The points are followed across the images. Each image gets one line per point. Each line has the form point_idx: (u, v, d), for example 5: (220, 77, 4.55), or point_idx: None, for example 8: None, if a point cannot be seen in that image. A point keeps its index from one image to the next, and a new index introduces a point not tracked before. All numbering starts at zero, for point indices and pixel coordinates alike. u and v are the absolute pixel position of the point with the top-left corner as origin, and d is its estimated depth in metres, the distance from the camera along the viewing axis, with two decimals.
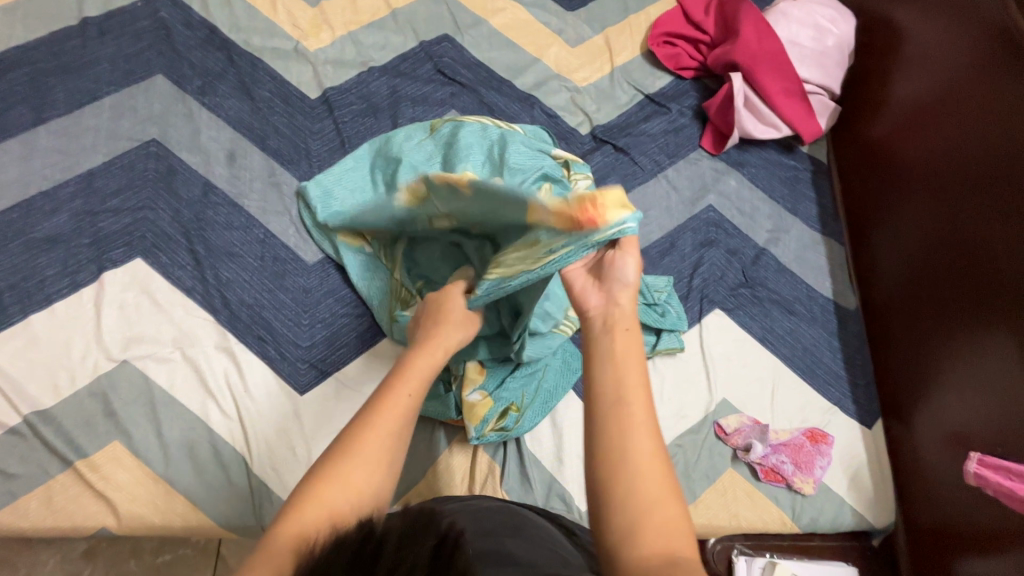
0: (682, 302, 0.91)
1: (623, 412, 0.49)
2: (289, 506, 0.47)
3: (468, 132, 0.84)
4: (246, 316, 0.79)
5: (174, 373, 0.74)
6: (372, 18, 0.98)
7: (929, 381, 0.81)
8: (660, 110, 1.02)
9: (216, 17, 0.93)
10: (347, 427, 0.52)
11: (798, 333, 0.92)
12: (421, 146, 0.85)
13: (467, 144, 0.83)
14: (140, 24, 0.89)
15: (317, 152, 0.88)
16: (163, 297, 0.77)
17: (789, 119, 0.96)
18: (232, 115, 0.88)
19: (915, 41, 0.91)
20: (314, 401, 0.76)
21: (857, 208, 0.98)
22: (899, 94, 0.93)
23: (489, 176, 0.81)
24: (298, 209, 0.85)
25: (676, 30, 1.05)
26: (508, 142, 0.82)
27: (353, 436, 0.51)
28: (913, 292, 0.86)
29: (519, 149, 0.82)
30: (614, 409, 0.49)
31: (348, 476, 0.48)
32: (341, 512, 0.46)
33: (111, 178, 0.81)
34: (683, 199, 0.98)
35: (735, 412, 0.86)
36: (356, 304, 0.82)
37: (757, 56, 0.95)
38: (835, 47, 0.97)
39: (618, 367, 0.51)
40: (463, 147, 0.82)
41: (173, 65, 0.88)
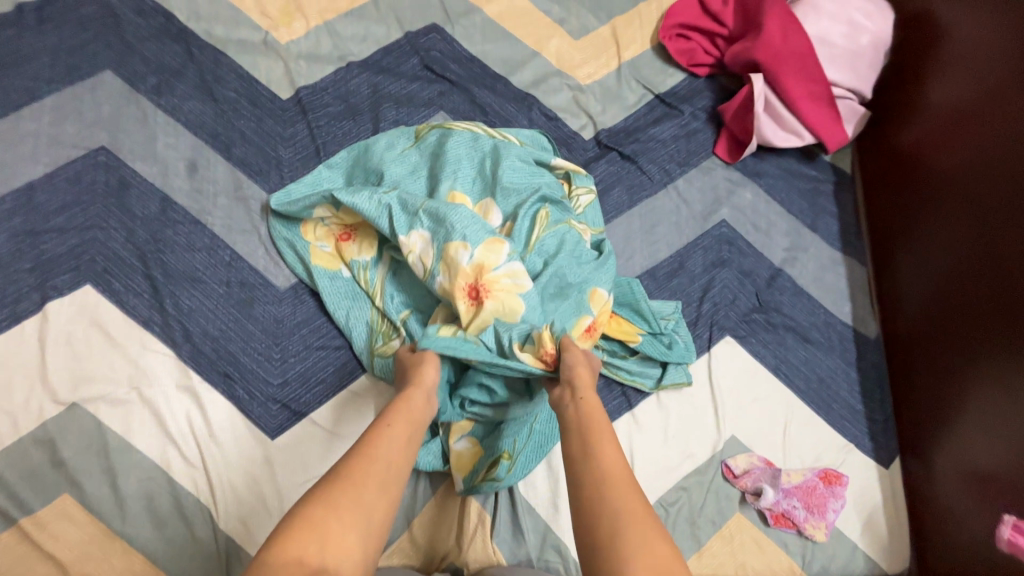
0: (690, 329, 0.84)
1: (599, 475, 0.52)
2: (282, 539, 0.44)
3: (456, 141, 0.75)
4: (210, 350, 0.71)
5: (131, 417, 0.67)
6: (351, 4, 0.87)
7: (953, 418, 0.75)
8: (671, 113, 0.92)
9: (173, 3, 0.82)
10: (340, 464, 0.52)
11: (814, 363, 0.85)
12: (404, 156, 0.76)
13: (456, 157, 0.74)
14: (84, 10, 0.78)
15: (289, 162, 0.79)
16: (116, 330, 0.69)
17: (814, 126, 0.87)
18: (192, 118, 0.78)
19: (954, 35, 0.82)
20: (287, 446, 0.69)
21: (882, 223, 0.90)
22: (934, 96, 0.84)
23: (480, 195, 0.74)
24: (267, 227, 0.76)
25: (692, 20, 0.94)
26: (501, 155, 0.74)
27: (345, 474, 0.50)
28: (939, 318, 0.78)
29: (514, 165, 0.74)
30: (589, 469, 0.53)
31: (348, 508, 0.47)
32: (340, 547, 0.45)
33: (55, 193, 0.72)
34: (694, 213, 0.89)
35: (744, 451, 0.80)
36: (333, 335, 0.74)
37: (781, 55, 0.86)
38: (870, 46, 0.86)
39: (592, 433, 0.56)
40: (451, 160, 0.73)
41: (124, 59, 0.78)
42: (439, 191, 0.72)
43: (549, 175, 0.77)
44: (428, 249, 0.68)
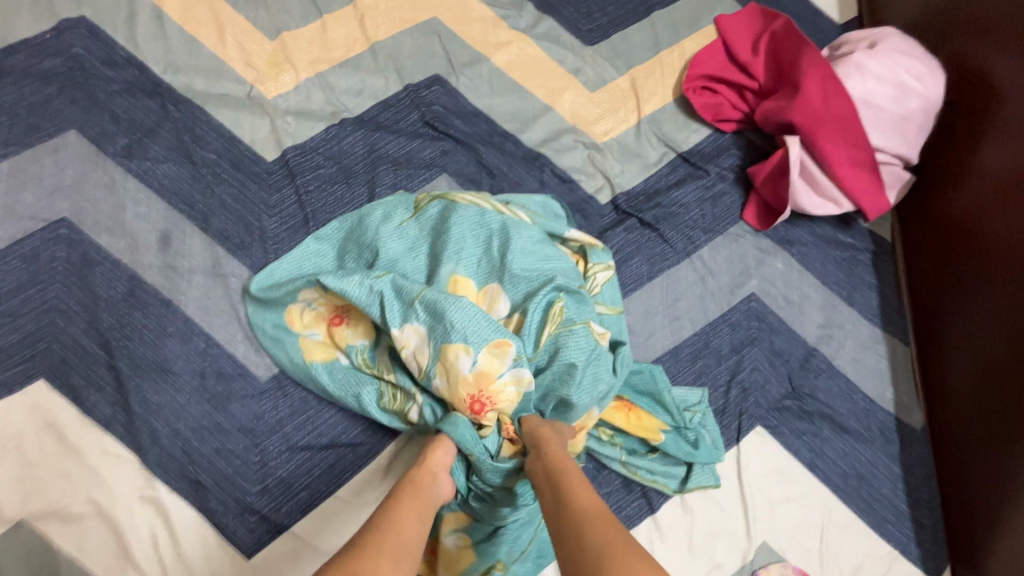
0: (717, 419, 0.75)
1: (573, 516, 0.46)
2: None
3: (459, 217, 0.67)
4: (179, 453, 0.63)
5: (86, 536, 0.59)
6: (346, 55, 0.79)
7: (1008, 526, 0.66)
8: (695, 174, 0.84)
9: (148, 53, 0.74)
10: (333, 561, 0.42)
11: (854, 457, 0.77)
12: (402, 232, 0.68)
13: (459, 234, 0.66)
14: (48, 63, 0.70)
15: (273, 233, 0.71)
16: (73, 431, 0.61)
17: (854, 194, 0.79)
18: (166, 185, 0.70)
19: (1009, 94, 0.74)
20: (263, 566, 0.61)
21: (928, 295, 0.82)
22: (986, 158, 0.76)
23: (485, 279, 0.66)
24: (247, 309, 0.68)
25: (717, 72, 0.86)
26: (507, 236, 0.66)
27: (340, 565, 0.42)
28: (993, 413, 0.70)
29: (524, 249, 0.65)
30: (568, 517, 0.47)
31: None
32: None
33: (10, 274, 0.64)
34: (721, 285, 0.81)
35: (777, 560, 0.71)
36: (319, 433, 0.66)
37: (821, 118, 0.77)
38: (920, 110, 0.78)
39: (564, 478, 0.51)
40: (454, 238, 0.65)
41: (91, 118, 0.70)
42: (439, 275, 0.64)
43: (564, 258, 0.68)
44: (424, 347, 0.60)
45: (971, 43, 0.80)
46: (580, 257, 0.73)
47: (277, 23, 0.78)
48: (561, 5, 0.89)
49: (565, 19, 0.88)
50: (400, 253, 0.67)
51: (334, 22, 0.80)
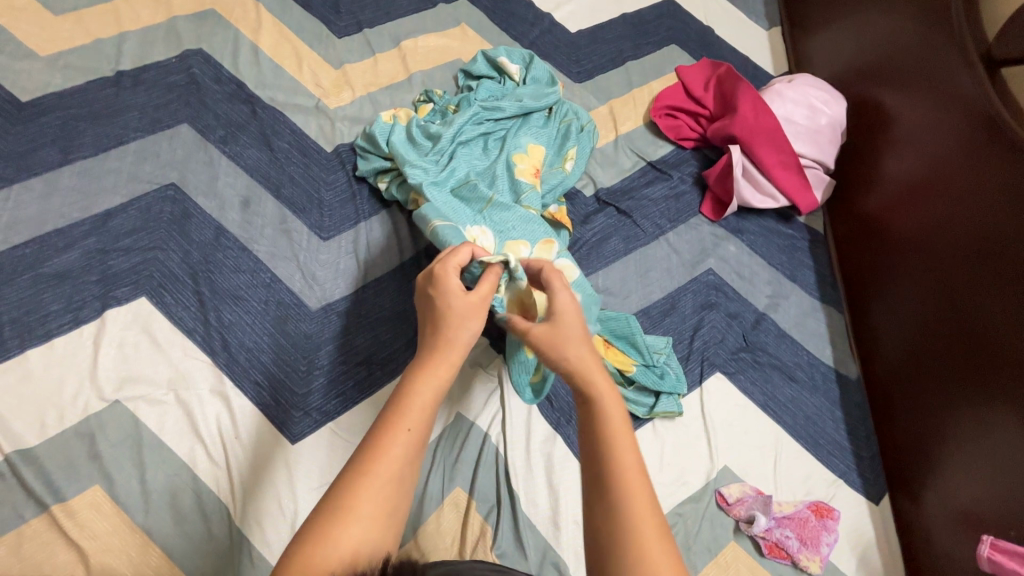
0: (682, 363, 0.90)
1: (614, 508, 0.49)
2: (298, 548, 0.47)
3: (519, 140, 0.94)
4: (245, 359, 0.77)
5: (166, 416, 0.72)
6: (390, 81, 1.05)
7: (937, 459, 0.80)
8: (661, 177, 1.06)
9: (244, 75, 1.00)
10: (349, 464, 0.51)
11: (800, 401, 0.90)
12: (473, 139, 0.93)
13: (513, 146, 0.93)
14: (172, 78, 0.96)
15: (329, 203, 0.92)
16: (163, 337, 0.77)
17: (786, 190, 1.03)
18: (250, 164, 0.91)
19: (904, 125, 0.97)
20: (305, 452, 0.73)
21: (855, 278, 1.00)
22: (889, 172, 0.98)
23: (525, 174, 0.90)
24: (305, 255, 0.87)
25: (677, 103, 1.12)
26: (547, 182, 0.94)
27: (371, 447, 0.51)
28: (914, 363, 0.86)
29: (550, 178, 0.94)
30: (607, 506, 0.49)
31: (364, 509, 0.48)
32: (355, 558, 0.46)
33: (127, 219, 0.83)
34: (684, 262, 0.99)
35: (737, 480, 0.83)
36: (357, 351, 0.81)
37: (755, 130, 1.03)
38: (828, 126, 1.07)
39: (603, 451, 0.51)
40: (509, 146, 0.93)
41: (199, 116, 0.94)
42: (507, 158, 0.91)
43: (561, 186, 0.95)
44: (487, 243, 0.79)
45: (872, 86, 1.07)
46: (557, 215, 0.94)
47: (340, 58, 1.05)
48: (554, 55, 1.17)
49: (558, 65, 1.16)
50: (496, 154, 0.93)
51: (383, 59, 1.07)
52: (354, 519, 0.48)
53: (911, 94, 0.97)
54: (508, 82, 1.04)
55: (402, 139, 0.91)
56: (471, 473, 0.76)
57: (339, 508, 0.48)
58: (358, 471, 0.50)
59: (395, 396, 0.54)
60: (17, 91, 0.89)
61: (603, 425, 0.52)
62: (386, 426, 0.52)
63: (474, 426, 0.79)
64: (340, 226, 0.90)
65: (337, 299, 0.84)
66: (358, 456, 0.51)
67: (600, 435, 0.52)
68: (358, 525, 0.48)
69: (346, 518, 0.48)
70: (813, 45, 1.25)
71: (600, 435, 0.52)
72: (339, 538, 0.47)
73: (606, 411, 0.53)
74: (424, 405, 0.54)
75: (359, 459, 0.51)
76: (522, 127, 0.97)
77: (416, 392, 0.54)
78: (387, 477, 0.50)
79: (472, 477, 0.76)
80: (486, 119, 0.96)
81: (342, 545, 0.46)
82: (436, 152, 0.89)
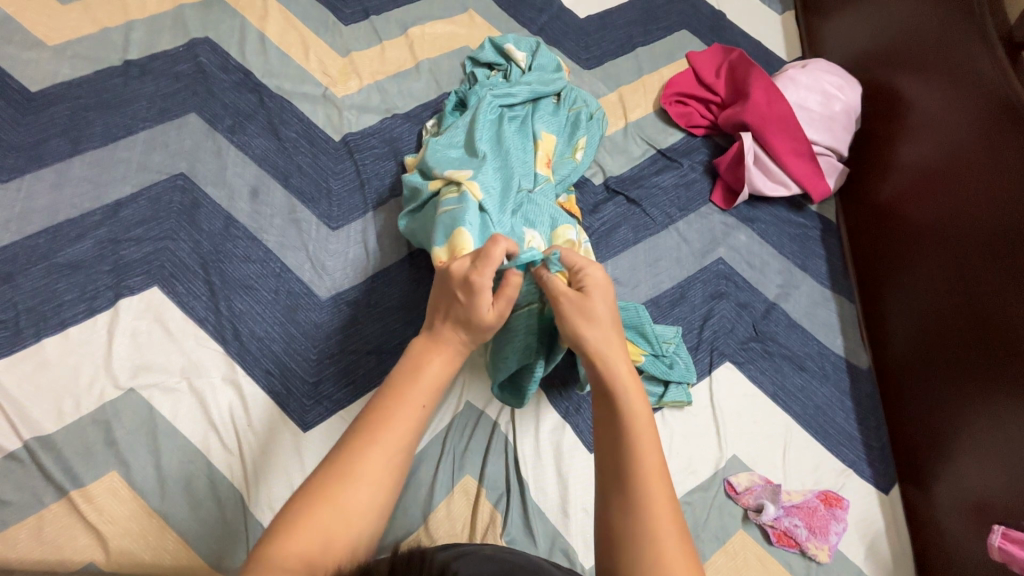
0: (691, 353, 0.90)
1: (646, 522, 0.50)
2: (307, 502, 0.49)
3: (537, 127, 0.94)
4: (256, 348, 0.78)
5: (179, 404, 0.73)
6: (398, 69, 1.04)
7: (949, 449, 0.79)
8: (671, 165, 1.05)
9: (252, 63, 1.00)
10: (355, 427, 0.54)
11: (810, 390, 0.90)
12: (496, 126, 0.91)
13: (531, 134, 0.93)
14: (180, 67, 0.96)
15: (338, 192, 0.92)
16: (175, 326, 0.77)
17: (798, 178, 1.02)
18: (259, 153, 0.92)
19: (921, 111, 0.95)
20: (316, 440, 0.74)
21: (868, 267, 0.99)
22: (905, 160, 0.96)
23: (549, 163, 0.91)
24: (314, 245, 0.87)
25: (688, 90, 1.11)
26: (562, 168, 0.94)
27: (379, 417, 0.54)
28: (927, 353, 0.85)
29: (564, 164, 0.94)
30: (633, 502, 0.50)
31: (367, 474, 0.51)
32: (355, 516, 0.49)
33: (138, 209, 0.84)
34: (694, 251, 0.99)
35: (746, 470, 0.83)
36: (367, 340, 0.81)
37: (766, 117, 1.02)
38: (842, 112, 1.06)
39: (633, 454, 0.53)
40: (527, 135, 0.93)
41: (208, 106, 0.94)
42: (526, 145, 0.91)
43: (576, 174, 0.95)
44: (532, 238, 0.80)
45: (888, 70, 1.05)
46: (568, 203, 0.94)
47: (347, 46, 1.05)
48: (563, 41, 1.15)
49: (566, 51, 1.14)
50: (521, 142, 0.91)
51: (390, 46, 1.06)
52: (355, 483, 0.50)
53: (927, 80, 0.95)
54: (514, 69, 1.03)
55: (434, 151, 0.87)
56: (481, 461, 0.77)
57: (341, 469, 0.51)
58: (362, 440, 0.53)
59: (404, 373, 0.58)
60: (27, 81, 0.89)
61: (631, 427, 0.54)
62: (396, 398, 0.56)
63: (483, 415, 0.80)
64: (349, 215, 0.90)
65: (347, 289, 0.85)
66: (366, 424, 0.54)
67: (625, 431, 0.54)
68: (362, 491, 0.50)
69: (350, 482, 0.50)
70: (827, 29, 1.23)
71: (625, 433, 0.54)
72: (343, 500, 0.49)
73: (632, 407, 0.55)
74: (433, 383, 0.58)
75: (364, 428, 0.53)
76: (536, 113, 0.97)
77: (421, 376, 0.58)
78: (385, 450, 0.52)
79: (482, 465, 0.77)
80: (498, 105, 0.94)
81: (343, 505, 0.49)
82: (458, 148, 0.88)
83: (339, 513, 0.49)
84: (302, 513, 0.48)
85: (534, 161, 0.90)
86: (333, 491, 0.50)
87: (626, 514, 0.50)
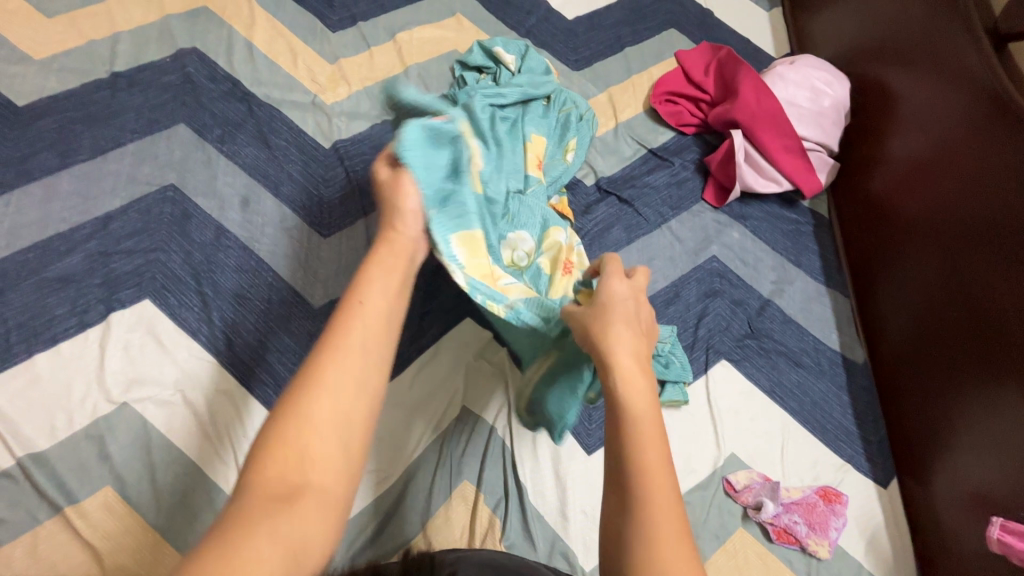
0: (687, 352, 0.89)
1: (647, 518, 0.47)
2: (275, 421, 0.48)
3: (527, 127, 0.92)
4: (250, 358, 0.78)
5: (173, 417, 0.72)
6: (387, 74, 1.04)
7: (947, 442, 0.79)
8: (663, 164, 1.06)
9: (240, 72, 0.99)
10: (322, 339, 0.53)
11: (807, 386, 0.90)
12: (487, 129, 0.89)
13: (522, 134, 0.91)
14: (168, 78, 0.96)
15: (329, 200, 0.91)
16: (168, 338, 0.77)
17: (790, 174, 1.03)
18: (248, 162, 0.91)
19: (909, 104, 0.96)
20: None
21: (861, 261, 0.99)
22: (895, 153, 0.97)
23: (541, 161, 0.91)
24: (306, 253, 0.87)
25: (678, 89, 1.12)
26: (555, 169, 0.94)
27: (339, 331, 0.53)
28: (922, 346, 0.85)
29: (555, 165, 0.94)
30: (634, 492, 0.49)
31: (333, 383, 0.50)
32: (322, 425, 0.48)
33: (128, 221, 0.83)
34: (687, 249, 0.99)
35: (744, 467, 0.83)
36: None
37: (757, 114, 1.03)
38: (831, 108, 1.06)
39: (637, 444, 0.50)
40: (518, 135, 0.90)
41: (196, 116, 0.94)
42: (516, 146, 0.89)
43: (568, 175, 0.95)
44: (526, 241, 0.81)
45: (875, 64, 1.05)
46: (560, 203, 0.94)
47: (336, 52, 1.04)
48: (552, 43, 1.15)
49: (555, 52, 1.14)
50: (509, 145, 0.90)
51: (378, 51, 1.06)
52: (320, 397, 0.49)
53: (915, 74, 0.95)
54: (503, 71, 1.03)
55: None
56: (479, 466, 0.77)
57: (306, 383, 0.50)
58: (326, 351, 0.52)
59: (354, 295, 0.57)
60: (14, 96, 0.88)
61: (634, 416, 0.51)
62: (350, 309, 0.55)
63: (480, 420, 0.79)
64: (341, 222, 0.90)
65: (340, 296, 0.84)
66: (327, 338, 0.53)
67: (627, 417, 0.51)
68: (327, 401, 0.49)
69: (314, 395, 0.49)
70: (815, 25, 1.23)
71: (631, 421, 0.51)
72: (311, 414, 0.48)
73: (636, 393, 0.52)
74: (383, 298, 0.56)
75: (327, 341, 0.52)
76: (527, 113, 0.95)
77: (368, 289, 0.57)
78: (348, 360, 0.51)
79: (480, 470, 0.76)
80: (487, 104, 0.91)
81: (311, 418, 0.48)
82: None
83: (305, 427, 0.47)
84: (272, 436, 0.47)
85: (524, 163, 0.88)
86: (297, 409, 0.48)
87: (628, 508, 0.48)
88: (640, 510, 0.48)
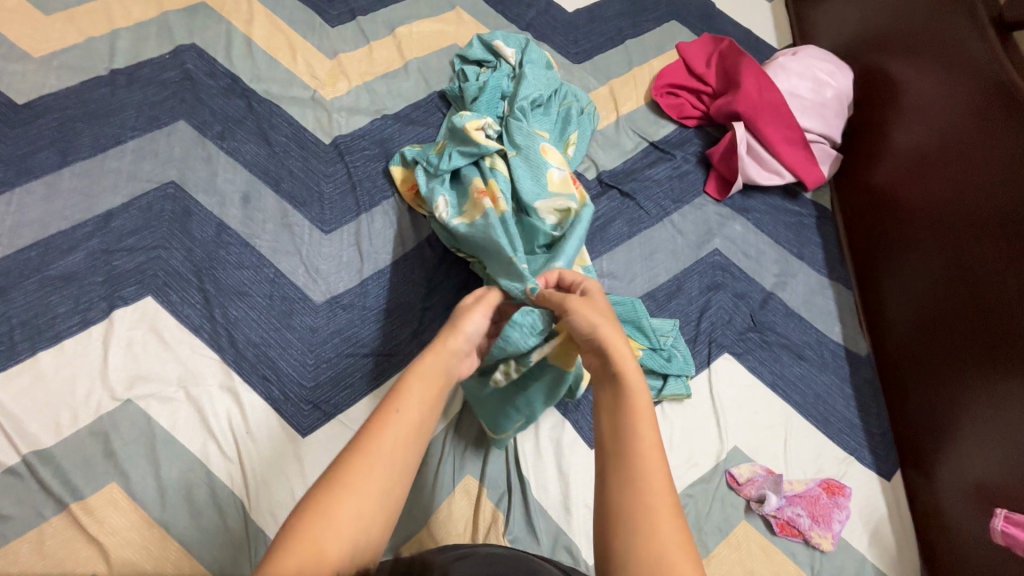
0: (689, 345, 0.89)
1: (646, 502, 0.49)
2: (303, 512, 0.48)
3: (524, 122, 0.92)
4: (252, 355, 0.78)
5: (176, 413, 0.73)
6: (386, 69, 1.04)
7: (950, 433, 0.79)
8: (664, 157, 1.05)
9: (239, 68, 0.99)
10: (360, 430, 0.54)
11: (810, 379, 0.90)
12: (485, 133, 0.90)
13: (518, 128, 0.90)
14: (167, 75, 0.96)
15: (329, 196, 0.91)
16: (170, 335, 0.77)
17: (792, 166, 1.02)
18: (249, 159, 0.91)
19: (912, 94, 0.95)
20: (316, 445, 0.74)
21: (864, 253, 0.98)
22: (898, 144, 0.96)
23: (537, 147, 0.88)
24: (307, 249, 0.87)
25: (679, 81, 1.11)
26: None
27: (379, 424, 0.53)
28: (925, 337, 0.84)
29: None
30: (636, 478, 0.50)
31: (363, 484, 0.50)
32: (347, 523, 0.48)
33: (129, 219, 0.83)
34: (689, 243, 0.98)
35: (747, 460, 0.82)
36: (364, 343, 0.81)
37: (759, 105, 1.02)
38: (834, 99, 1.06)
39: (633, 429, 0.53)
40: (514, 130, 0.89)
41: (195, 112, 0.93)
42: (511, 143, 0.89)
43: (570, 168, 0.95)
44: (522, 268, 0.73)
45: (878, 54, 1.04)
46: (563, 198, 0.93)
47: (335, 48, 1.04)
48: (552, 36, 1.15)
49: (556, 45, 1.13)
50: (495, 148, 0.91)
51: (378, 46, 1.06)
52: (350, 496, 0.49)
53: (918, 63, 0.94)
54: (503, 65, 1.02)
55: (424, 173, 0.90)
56: (482, 461, 0.77)
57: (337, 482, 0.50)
58: (363, 450, 0.52)
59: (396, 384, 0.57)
60: (14, 94, 0.88)
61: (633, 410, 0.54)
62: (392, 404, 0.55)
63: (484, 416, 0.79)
64: (341, 218, 0.90)
65: (341, 292, 0.84)
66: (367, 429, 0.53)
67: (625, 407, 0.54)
68: (355, 506, 0.49)
69: (341, 495, 0.49)
70: (817, 15, 1.22)
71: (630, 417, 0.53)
72: (336, 511, 0.48)
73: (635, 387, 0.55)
74: (423, 400, 0.56)
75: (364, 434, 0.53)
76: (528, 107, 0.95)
77: (412, 389, 0.56)
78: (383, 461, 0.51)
79: (483, 465, 0.77)
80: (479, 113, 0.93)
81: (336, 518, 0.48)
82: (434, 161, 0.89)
83: (329, 530, 0.47)
84: (300, 523, 0.48)
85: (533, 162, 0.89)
86: (326, 502, 0.49)
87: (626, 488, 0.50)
88: (635, 488, 0.50)
